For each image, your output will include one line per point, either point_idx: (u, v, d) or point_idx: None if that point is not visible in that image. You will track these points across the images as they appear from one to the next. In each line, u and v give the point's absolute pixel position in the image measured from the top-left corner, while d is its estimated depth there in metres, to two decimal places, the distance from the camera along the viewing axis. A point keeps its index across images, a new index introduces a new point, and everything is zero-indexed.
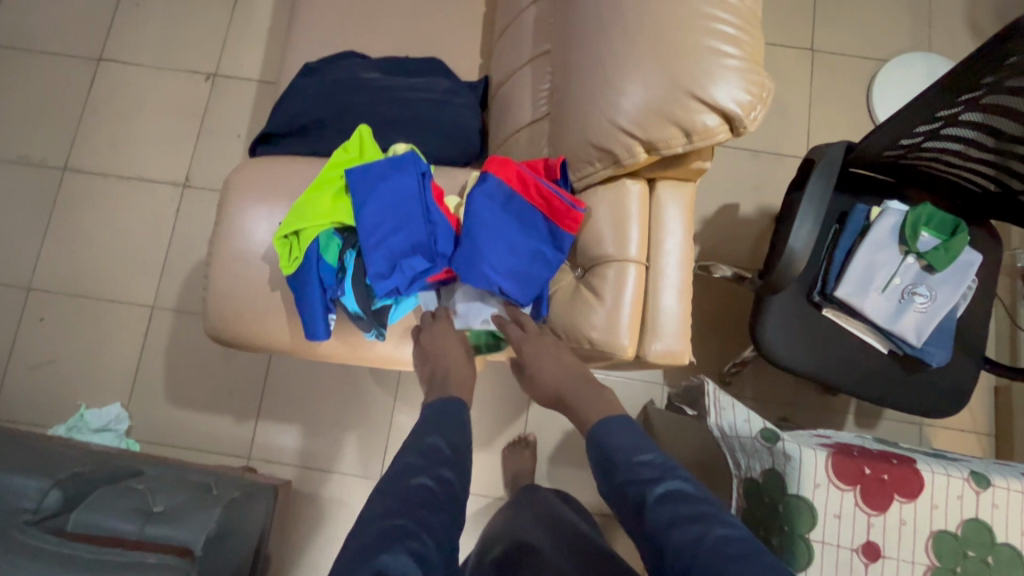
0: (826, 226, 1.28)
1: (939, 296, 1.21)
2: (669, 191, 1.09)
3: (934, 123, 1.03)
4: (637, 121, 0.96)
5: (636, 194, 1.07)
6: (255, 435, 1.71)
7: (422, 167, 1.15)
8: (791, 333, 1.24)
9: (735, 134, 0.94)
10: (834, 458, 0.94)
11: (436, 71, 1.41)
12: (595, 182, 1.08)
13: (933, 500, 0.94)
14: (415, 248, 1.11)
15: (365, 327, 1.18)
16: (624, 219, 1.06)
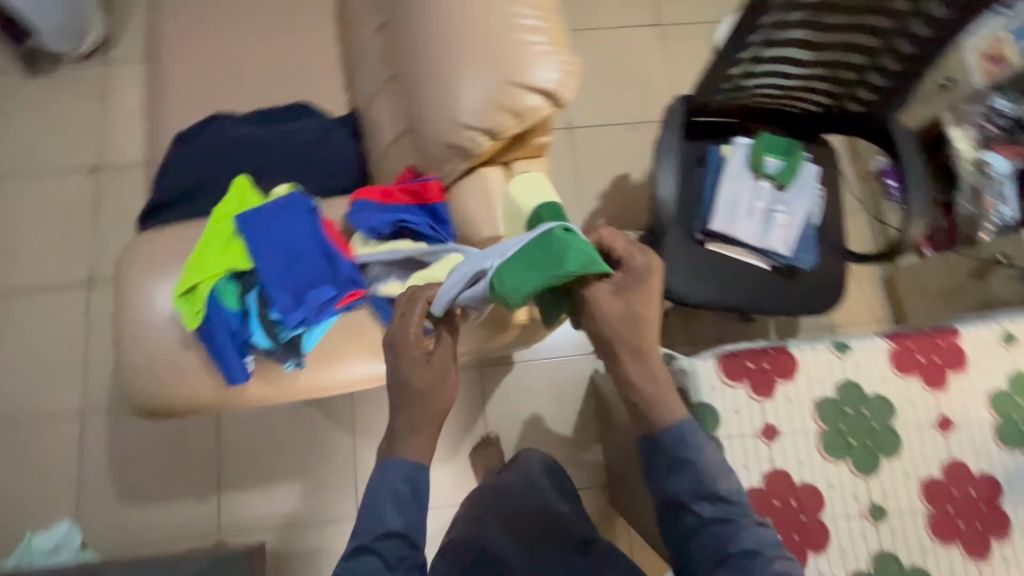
0: (689, 167, 1.50)
1: (792, 209, 1.45)
2: (525, 166, 1.21)
3: (744, 61, 1.21)
4: (480, 115, 1.07)
5: (495, 178, 1.19)
6: (218, 509, 1.73)
7: (308, 203, 1.34)
8: (686, 273, 1.42)
9: (558, 106, 1.09)
10: (721, 360, 1.26)
11: (309, 114, 1.50)
12: (459, 177, 1.22)
13: (802, 384, 1.26)
14: (321, 281, 1.29)
15: (281, 360, 1.30)
16: (487, 200, 1.18)
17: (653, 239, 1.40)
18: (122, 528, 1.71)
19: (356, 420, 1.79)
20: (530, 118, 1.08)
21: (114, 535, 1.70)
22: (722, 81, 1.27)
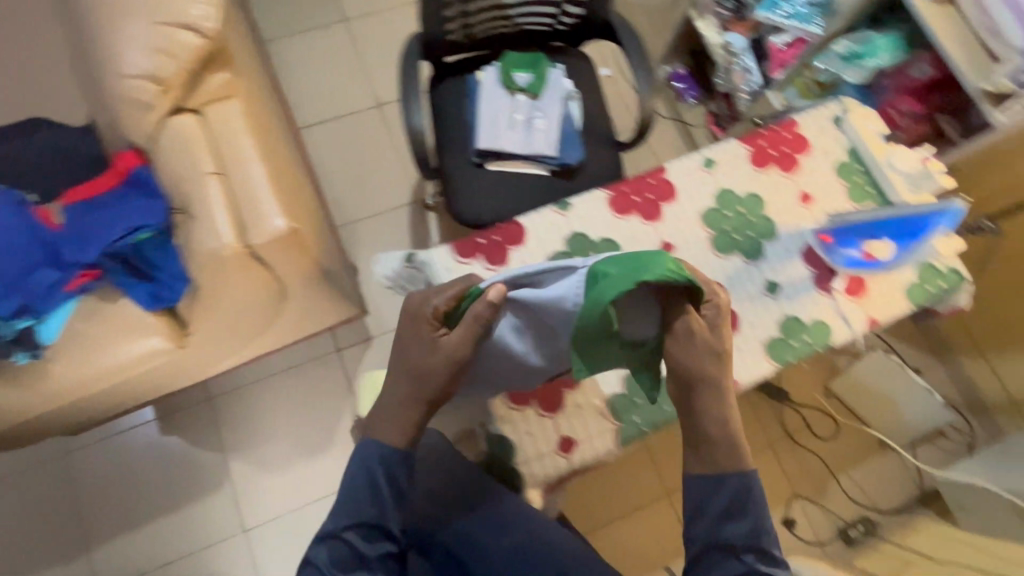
0: (467, 95, 1.41)
1: (548, 112, 1.37)
2: (216, 110, 0.90)
3: None
4: (139, 60, 0.83)
5: (188, 123, 0.89)
6: (87, 563, 1.54)
7: (14, 195, 1.06)
8: (481, 198, 1.36)
9: (216, 33, 0.83)
10: (745, 155, 1.04)
11: (52, 130, 1.29)
12: (152, 133, 0.90)
13: (824, 145, 1.07)
14: (38, 264, 1.05)
15: (9, 354, 1.03)
16: (187, 147, 0.89)
17: (473, 166, 1.38)
18: (112, 568, 1.54)
19: (222, 432, 1.66)
20: (190, 54, 0.82)
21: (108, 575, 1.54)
22: (446, 7, 1.24)
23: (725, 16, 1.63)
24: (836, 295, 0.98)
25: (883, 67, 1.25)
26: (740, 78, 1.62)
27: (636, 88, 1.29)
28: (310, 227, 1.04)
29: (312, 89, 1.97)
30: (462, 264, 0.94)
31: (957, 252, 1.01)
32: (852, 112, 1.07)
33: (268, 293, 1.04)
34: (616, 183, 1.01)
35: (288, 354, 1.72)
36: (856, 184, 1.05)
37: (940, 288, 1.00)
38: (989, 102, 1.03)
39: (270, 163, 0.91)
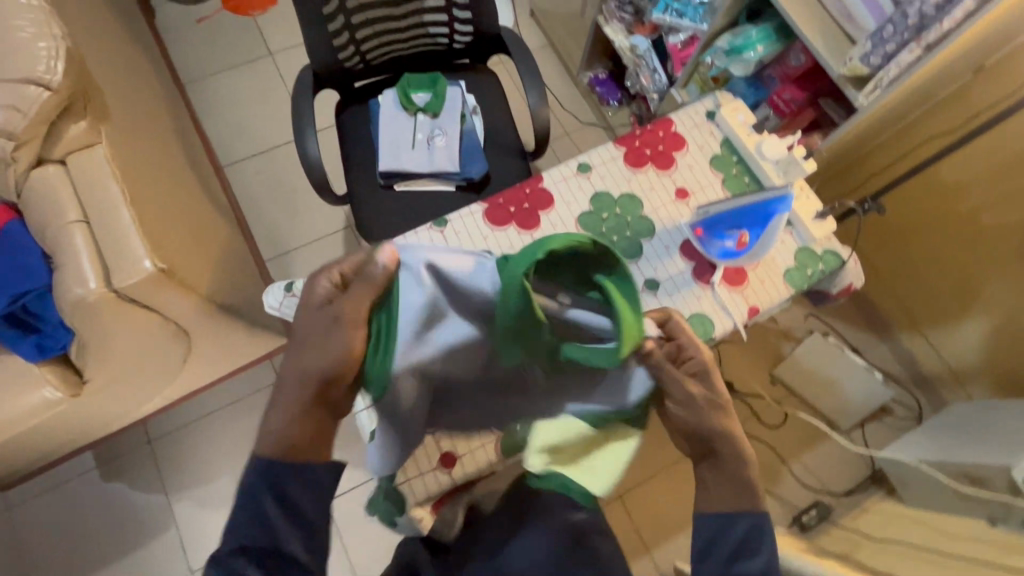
0: (372, 120, 1.43)
1: (450, 130, 1.39)
2: (80, 158, 0.90)
3: (336, 13, 1.23)
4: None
5: (53, 173, 0.89)
6: None
7: None
8: (392, 219, 1.37)
9: (65, 82, 0.84)
10: (620, 157, 1.06)
11: None
12: (21, 184, 0.90)
13: (699, 141, 1.09)
14: None
15: None
16: (53, 195, 0.89)
17: (383, 188, 1.39)
18: None
19: (164, 475, 1.64)
20: (38, 106, 0.83)
21: None
22: (331, 36, 1.26)
23: (627, 21, 1.66)
24: (716, 287, 0.99)
25: (763, 58, 1.27)
26: (648, 79, 1.66)
27: (526, 99, 1.32)
28: (197, 264, 1.05)
29: (241, 126, 2.00)
30: None
31: (832, 234, 1.03)
32: (723, 106, 1.09)
33: (162, 332, 1.04)
34: (494, 195, 1.03)
35: (227, 389, 1.72)
36: (731, 176, 1.06)
37: (819, 271, 1.02)
38: (850, 85, 1.05)
39: (136, 205, 0.91)
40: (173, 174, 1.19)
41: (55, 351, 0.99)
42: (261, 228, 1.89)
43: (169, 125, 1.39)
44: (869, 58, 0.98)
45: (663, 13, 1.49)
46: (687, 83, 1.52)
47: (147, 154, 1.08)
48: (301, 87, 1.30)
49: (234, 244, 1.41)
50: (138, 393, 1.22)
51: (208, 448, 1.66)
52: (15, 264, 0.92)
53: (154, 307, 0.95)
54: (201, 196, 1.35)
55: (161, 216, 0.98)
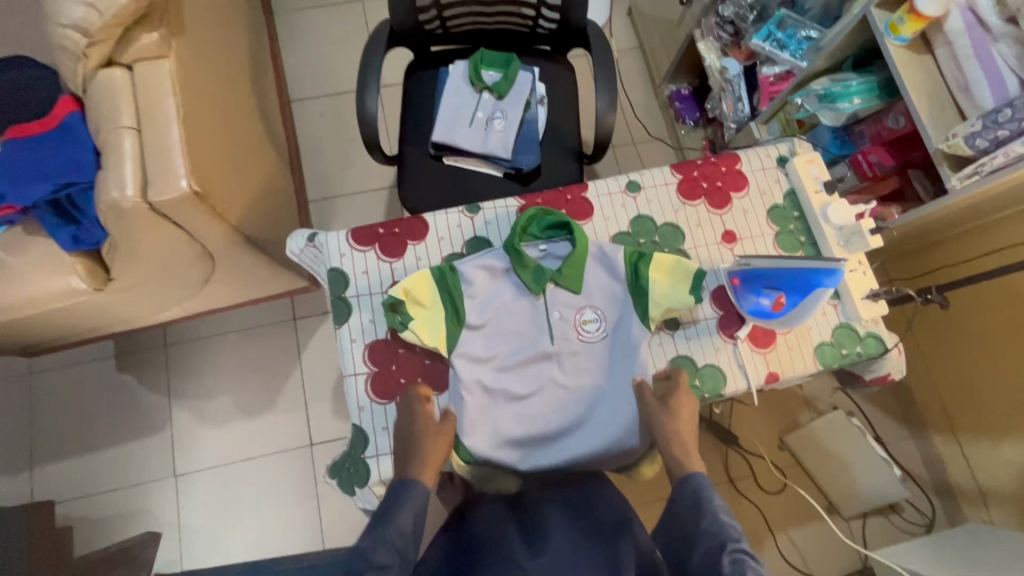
0: (437, 88, 1.41)
1: (511, 116, 1.36)
2: (145, 67, 0.93)
3: None
4: (66, 11, 0.85)
5: (118, 78, 0.92)
6: (29, 481, 1.63)
7: None
8: (434, 193, 1.36)
9: None
10: (676, 185, 1.00)
11: None
12: (89, 81, 0.94)
13: (762, 188, 1.01)
14: None
15: None
16: (114, 99, 0.92)
17: (433, 158, 1.37)
18: (47, 488, 1.62)
19: (170, 380, 1.71)
20: (114, 9, 0.85)
21: (41, 495, 1.62)
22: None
23: (724, 41, 1.54)
24: (739, 343, 0.93)
25: (858, 112, 1.17)
26: (730, 106, 1.57)
27: (595, 102, 1.27)
28: (235, 194, 1.07)
29: (316, 67, 2.02)
30: (356, 251, 0.93)
31: (880, 317, 0.95)
32: (798, 154, 1.01)
33: (187, 250, 1.07)
34: (532, 195, 0.99)
35: (246, 315, 1.77)
36: (787, 231, 0.99)
37: (856, 353, 0.94)
38: (946, 162, 0.95)
39: (188, 124, 0.93)
40: (235, 100, 1.21)
41: (88, 246, 1.03)
42: (313, 169, 1.91)
43: (246, 50, 1.41)
44: (975, 138, 0.88)
45: (763, 41, 1.39)
46: (770, 120, 1.44)
47: (213, 77, 1.10)
48: (375, 42, 1.29)
49: (278, 179, 1.43)
50: (158, 300, 1.27)
51: (216, 366, 1.72)
52: (69, 156, 0.96)
53: (184, 225, 0.98)
54: (258, 127, 1.37)
55: (210, 140, 1.00)
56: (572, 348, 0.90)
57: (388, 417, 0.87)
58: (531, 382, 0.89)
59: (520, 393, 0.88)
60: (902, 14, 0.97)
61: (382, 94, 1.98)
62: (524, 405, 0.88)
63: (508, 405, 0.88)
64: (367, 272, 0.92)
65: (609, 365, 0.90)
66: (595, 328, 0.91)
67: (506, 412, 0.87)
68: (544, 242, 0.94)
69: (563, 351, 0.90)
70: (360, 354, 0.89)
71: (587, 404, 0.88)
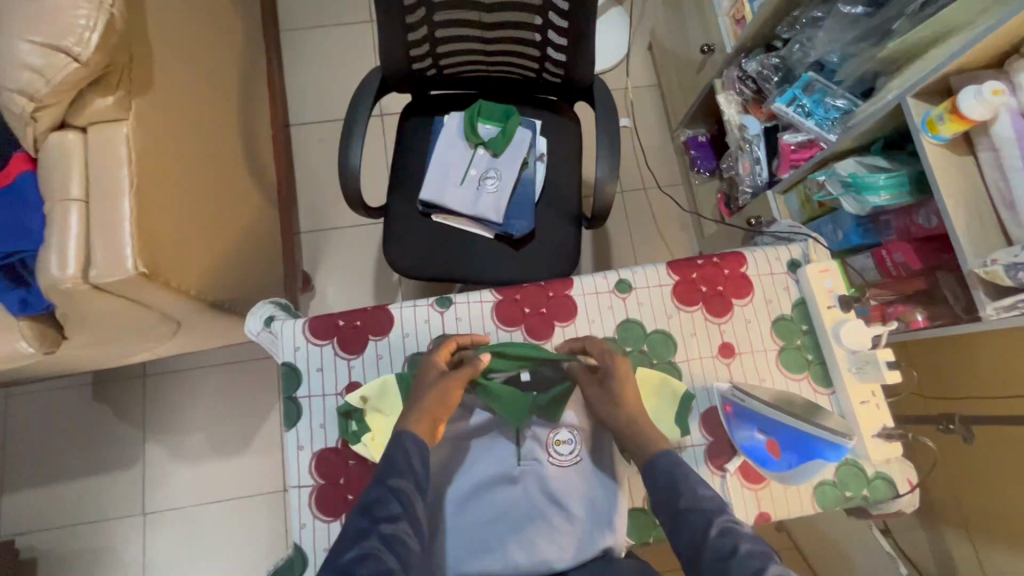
0: (431, 138, 1.33)
1: (505, 175, 1.27)
2: (100, 131, 0.86)
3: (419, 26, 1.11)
4: (11, 74, 0.79)
5: (71, 142, 0.86)
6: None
7: None
8: (420, 252, 1.27)
9: (92, 56, 0.79)
10: (670, 288, 0.90)
11: None
12: (42, 143, 0.87)
13: (768, 296, 0.91)
14: None
15: None
16: (65, 165, 0.85)
17: (422, 214, 1.29)
18: (15, 518, 1.59)
19: (146, 415, 1.66)
20: (61, 76, 0.78)
21: (8, 525, 1.59)
22: (408, 47, 1.15)
23: (745, 96, 1.42)
24: (728, 477, 0.83)
25: (884, 206, 1.05)
26: (747, 168, 1.46)
27: (595, 168, 1.17)
28: (198, 260, 1.00)
29: (317, 92, 1.95)
30: (313, 344, 0.86)
31: (893, 458, 0.83)
32: (811, 261, 0.90)
33: (143, 317, 1.00)
34: (512, 288, 0.91)
35: (227, 350, 1.71)
36: (794, 347, 0.89)
37: (862, 496, 0.83)
38: (981, 285, 0.83)
39: (142, 195, 0.86)
40: (211, 149, 1.14)
41: (37, 311, 0.96)
42: (307, 198, 1.84)
43: (233, 87, 1.34)
44: (1017, 270, 0.77)
45: (786, 106, 1.27)
46: (788, 191, 1.32)
47: (183, 131, 1.02)
48: (364, 91, 1.21)
49: (260, 224, 1.36)
50: (122, 351, 1.21)
51: (193, 401, 1.67)
52: (18, 221, 0.90)
53: (135, 299, 0.91)
54: (241, 170, 1.30)
55: (169, 206, 0.93)
56: (540, 471, 0.83)
57: (331, 538, 0.80)
58: (491, 505, 0.81)
59: (479, 518, 0.81)
60: (942, 112, 0.85)
61: (384, 123, 1.90)
62: (481, 531, 0.80)
63: (463, 531, 0.80)
64: (322, 370, 0.85)
65: (580, 493, 0.82)
66: (568, 451, 0.84)
67: (460, 537, 0.80)
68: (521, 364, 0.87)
69: (529, 473, 0.82)
70: (307, 463, 0.82)
71: (552, 535, 0.78)
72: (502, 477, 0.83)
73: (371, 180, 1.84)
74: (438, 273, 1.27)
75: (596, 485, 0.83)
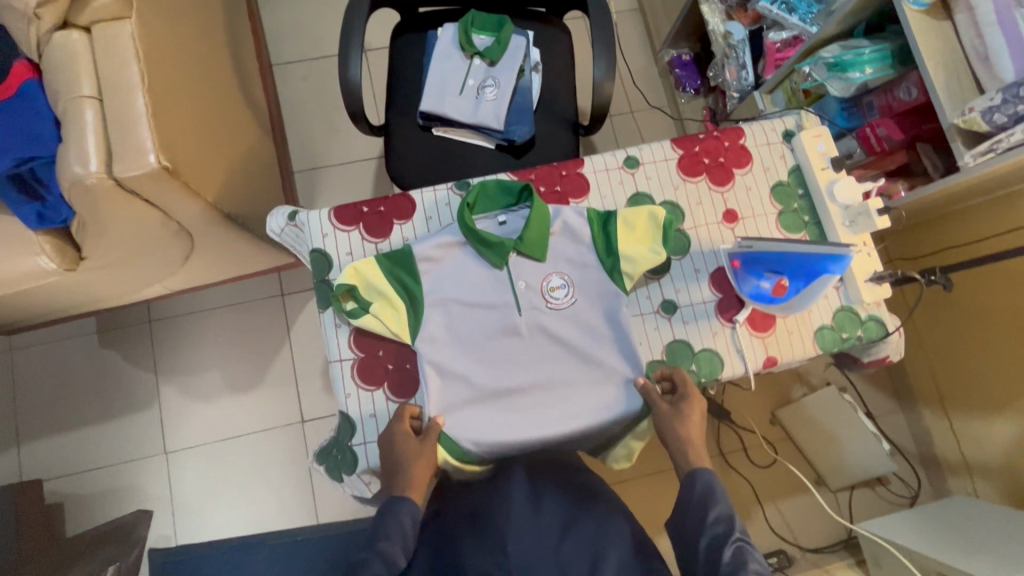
0: (426, 53, 1.34)
1: (502, 84, 1.29)
2: (104, 28, 0.86)
3: None
4: None
5: (74, 40, 0.85)
6: (15, 459, 1.61)
7: None
8: (424, 168, 1.29)
9: None
10: (677, 161, 0.95)
11: None
12: (47, 39, 0.87)
13: (764, 165, 0.97)
14: None
15: None
16: (73, 61, 0.85)
17: (423, 126, 1.30)
18: (35, 465, 1.61)
19: (155, 360, 1.67)
20: None
21: (28, 472, 1.60)
22: None
23: (729, 3, 1.47)
24: (738, 327, 0.90)
25: (868, 83, 1.10)
26: (733, 74, 1.50)
27: (592, 67, 1.19)
28: (210, 170, 1.02)
29: (299, 29, 1.91)
30: (340, 231, 0.89)
31: (882, 301, 0.92)
32: (805, 129, 0.96)
33: (162, 228, 1.02)
34: (526, 171, 0.95)
35: (231, 291, 1.72)
36: (791, 210, 0.95)
37: (856, 337, 0.92)
38: (960, 139, 0.90)
39: (154, 91, 0.87)
40: (208, 66, 1.13)
41: (55, 224, 0.98)
42: (297, 137, 1.83)
43: (218, 12, 1.32)
44: (993, 113, 0.84)
45: (771, 3, 1.31)
46: (774, 90, 1.38)
47: (180, 41, 1.02)
48: (357, 1, 1.20)
49: (258, 150, 1.36)
50: (134, 280, 1.23)
51: (202, 344, 1.69)
52: (28, 127, 0.90)
53: (156, 203, 0.92)
54: (236, 92, 1.29)
55: (178, 109, 0.93)
56: (542, 316, 0.89)
57: (375, 404, 0.85)
58: (523, 374, 0.87)
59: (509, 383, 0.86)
60: None
61: (369, 58, 1.87)
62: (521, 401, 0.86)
63: (506, 403, 0.85)
64: (351, 254, 0.88)
65: (581, 327, 0.89)
66: (562, 294, 0.90)
67: (507, 411, 0.85)
68: (502, 211, 0.91)
69: (531, 321, 0.88)
70: (346, 339, 0.87)
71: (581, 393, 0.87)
72: (512, 338, 0.88)
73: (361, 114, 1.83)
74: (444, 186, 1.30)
75: (596, 317, 0.89)
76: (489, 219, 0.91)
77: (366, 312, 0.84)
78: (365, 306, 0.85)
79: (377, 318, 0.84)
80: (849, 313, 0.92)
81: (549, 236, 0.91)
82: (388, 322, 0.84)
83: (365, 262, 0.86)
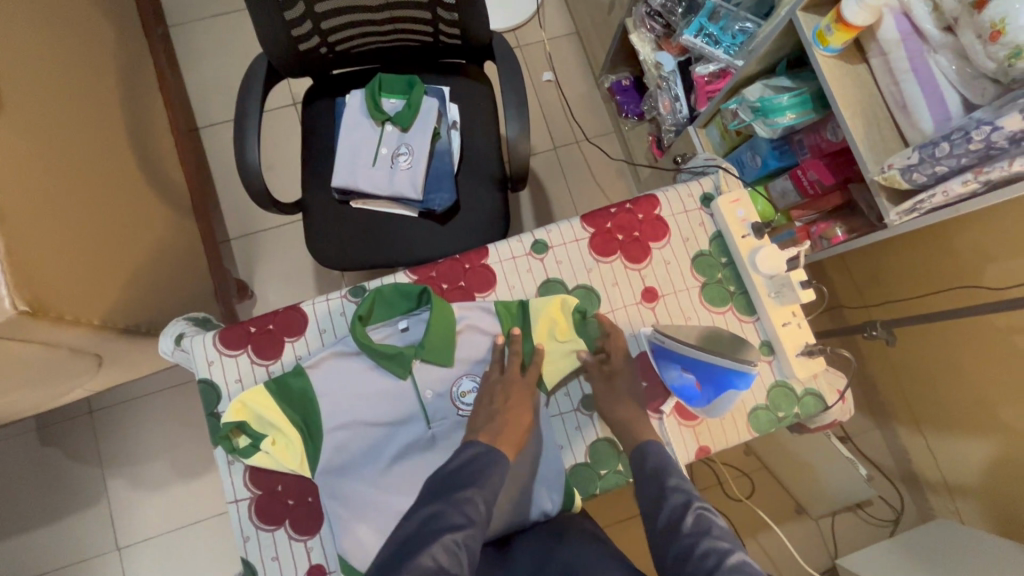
0: (336, 122, 1.27)
1: (418, 149, 1.22)
2: None
3: (296, 11, 1.03)
4: None
5: None
6: None
7: None
8: (344, 243, 1.23)
9: None
10: (588, 241, 0.89)
11: None
12: None
13: (683, 235, 0.90)
14: None
15: None
16: None
17: (339, 200, 1.23)
18: None
19: (99, 452, 1.60)
20: None
21: None
22: (289, 33, 1.07)
23: (656, 33, 1.39)
24: (665, 419, 0.84)
25: (793, 127, 1.04)
26: (668, 106, 1.44)
27: (505, 127, 1.12)
28: (90, 288, 0.95)
29: (223, 87, 1.83)
30: (227, 356, 0.84)
31: (818, 373, 0.86)
32: (722, 193, 0.90)
33: (50, 355, 0.95)
34: (427, 266, 0.89)
35: (172, 371, 1.65)
36: (715, 281, 0.89)
37: (794, 415, 0.86)
38: (884, 194, 0.84)
39: (9, 226, 0.79)
40: (94, 169, 1.06)
41: None
42: (228, 202, 1.75)
43: (111, 98, 1.24)
44: (912, 172, 0.77)
45: (694, 37, 1.25)
46: (708, 124, 1.31)
47: (49, 154, 0.94)
48: (251, 80, 1.13)
49: (169, 238, 1.28)
50: (46, 393, 1.15)
51: (146, 429, 1.62)
52: None
53: (30, 338, 0.86)
54: (137, 183, 1.22)
55: (45, 235, 0.86)
56: (452, 427, 0.82)
57: (278, 545, 0.79)
58: None
59: None
60: (829, 22, 0.84)
61: (297, 112, 1.79)
62: None
63: None
64: (241, 381, 0.83)
65: None
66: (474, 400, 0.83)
67: None
68: (403, 316, 0.85)
69: (441, 434, 0.82)
70: (242, 476, 0.81)
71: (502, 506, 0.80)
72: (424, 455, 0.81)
73: (290, 173, 1.74)
74: (367, 260, 1.23)
75: None
76: (388, 327, 0.84)
77: (258, 446, 0.79)
78: (256, 440, 0.79)
79: (271, 452, 0.79)
80: (786, 388, 0.86)
81: (454, 339, 0.84)
82: (285, 457, 0.79)
83: (252, 393, 0.80)
